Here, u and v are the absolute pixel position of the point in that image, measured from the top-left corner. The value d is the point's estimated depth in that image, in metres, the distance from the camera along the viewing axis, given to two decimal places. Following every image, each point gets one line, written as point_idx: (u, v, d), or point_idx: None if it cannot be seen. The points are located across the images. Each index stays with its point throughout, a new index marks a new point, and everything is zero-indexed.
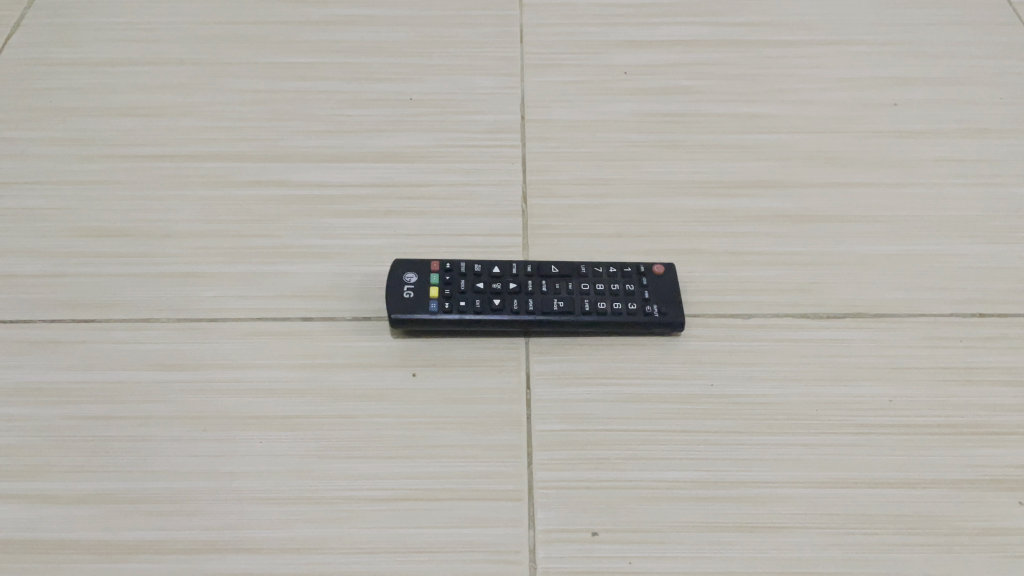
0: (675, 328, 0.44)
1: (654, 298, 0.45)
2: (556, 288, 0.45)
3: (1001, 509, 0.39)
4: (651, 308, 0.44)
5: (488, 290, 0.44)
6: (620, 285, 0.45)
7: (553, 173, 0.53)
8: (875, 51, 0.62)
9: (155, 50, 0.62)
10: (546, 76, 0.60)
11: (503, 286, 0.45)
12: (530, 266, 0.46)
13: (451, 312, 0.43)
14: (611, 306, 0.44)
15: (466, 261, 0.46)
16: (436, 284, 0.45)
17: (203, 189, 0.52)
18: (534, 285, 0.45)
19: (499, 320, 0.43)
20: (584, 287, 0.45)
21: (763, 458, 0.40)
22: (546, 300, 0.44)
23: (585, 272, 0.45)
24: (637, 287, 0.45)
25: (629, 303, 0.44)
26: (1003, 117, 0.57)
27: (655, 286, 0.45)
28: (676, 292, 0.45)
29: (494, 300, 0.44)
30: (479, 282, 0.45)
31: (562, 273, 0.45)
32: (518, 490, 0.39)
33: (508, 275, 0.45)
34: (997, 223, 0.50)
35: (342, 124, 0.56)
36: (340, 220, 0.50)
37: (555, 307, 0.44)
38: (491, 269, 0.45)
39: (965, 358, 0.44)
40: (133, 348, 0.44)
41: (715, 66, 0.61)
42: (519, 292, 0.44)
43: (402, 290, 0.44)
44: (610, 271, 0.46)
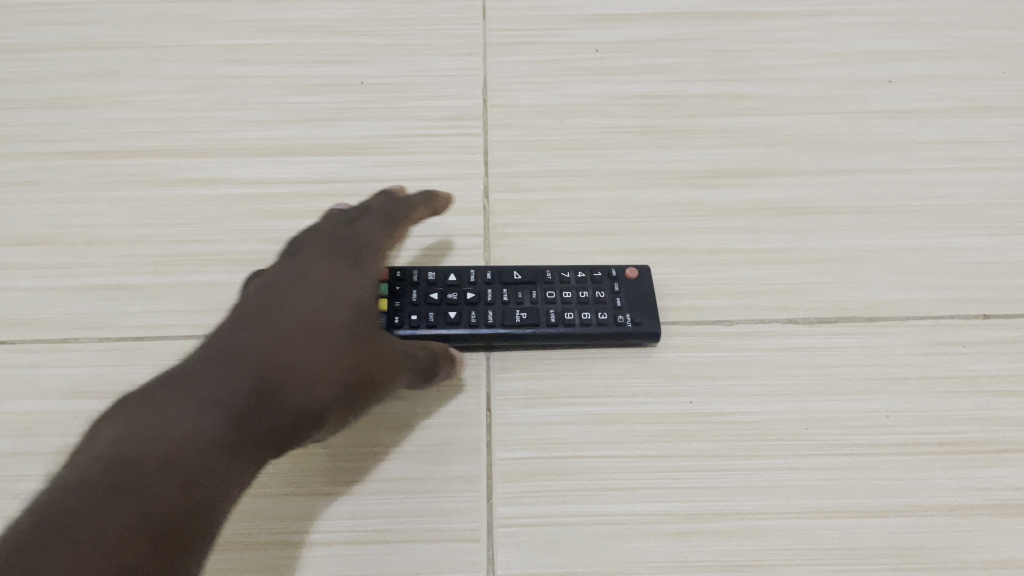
0: (650, 339, 0.40)
1: (627, 306, 0.41)
2: (518, 297, 0.40)
3: (1005, 538, 0.35)
4: (623, 317, 0.40)
5: (443, 301, 0.40)
6: (590, 292, 0.41)
7: (517, 165, 0.48)
8: (870, 21, 0.57)
9: (84, 33, 0.56)
10: (512, 54, 0.54)
11: (460, 297, 0.40)
12: (491, 272, 0.41)
13: (401, 328, 0.39)
14: (579, 316, 0.40)
15: (418, 267, 0.41)
16: (384, 294, 0.40)
17: (131, 189, 0.47)
18: (494, 294, 0.40)
19: (454, 336, 0.39)
20: (549, 296, 0.40)
21: (747, 485, 0.36)
22: (508, 311, 0.40)
23: (551, 279, 0.41)
24: (609, 294, 0.41)
25: (600, 312, 0.40)
26: (1005, 94, 0.53)
27: (628, 292, 0.41)
28: (651, 298, 0.41)
29: (449, 313, 0.39)
30: (433, 292, 0.40)
31: (526, 280, 0.41)
32: (477, 530, 0.35)
33: (465, 283, 0.41)
34: (1001, 212, 0.46)
35: (286, 113, 0.51)
36: (282, 222, 0.46)
37: (519, 319, 0.39)
38: (447, 276, 0.41)
39: (969, 366, 0.40)
40: (52, 374, 0.40)
41: (697, 41, 0.56)
42: (477, 303, 0.40)
43: None
44: (579, 277, 0.41)
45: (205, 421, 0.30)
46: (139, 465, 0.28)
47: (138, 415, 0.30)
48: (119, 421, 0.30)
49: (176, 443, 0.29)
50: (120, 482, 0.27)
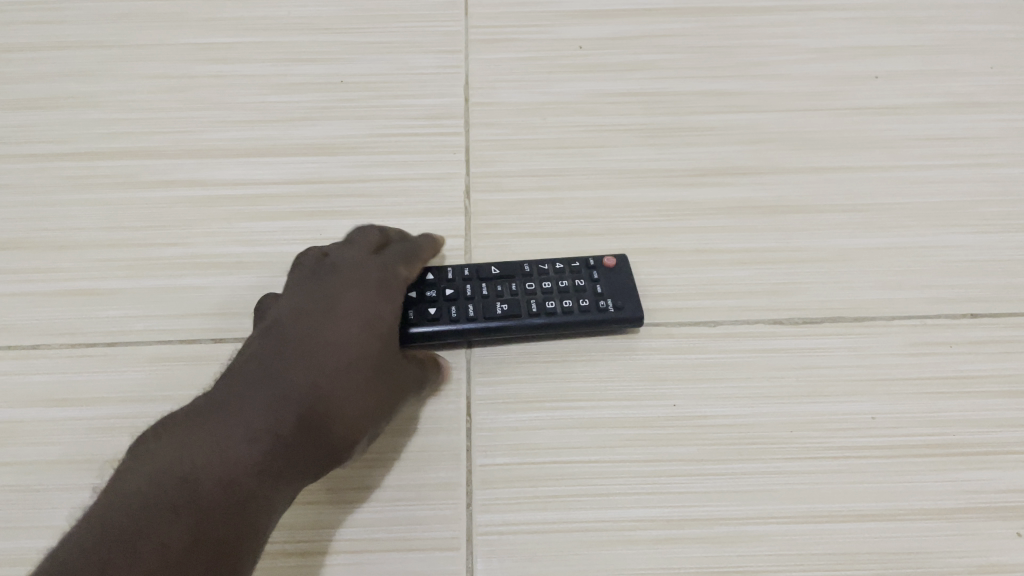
0: (634, 323, 0.39)
1: (608, 292, 0.40)
2: (497, 290, 0.40)
3: (997, 542, 0.35)
4: (605, 304, 0.39)
5: (422, 298, 0.39)
6: (569, 281, 0.40)
7: (499, 165, 0.48)
8: (857, 17, 0.56)
9: (58, 32, 0.55)
10: (495, 52, 0.54)
11: (438, 293, 0.39)
12: (468, 268, 0.40)
13: None
14: (561, 305, 0.39)
15: None
16: None
17: (105, 191, 0.47)
18: (472, 289, 0.40)
19: (436, 332, 0.38)
20: (529, 287, 0.40)
21: (733, 490, 0.36)
22: (489, 305, 0.39)
23: (528, 270, 0.40)
24: (588, 281, 0.40)
25: (581, 299, 0.39)
26: (993, 89, 0.52)
27: (607, 279, 0.40)
28: (631, 283, 0.40)
29: (429, 309, 0.38)
30: (410, 289, 0.39)
31: (503, 274, 0.40)
32: (457, 538, 0.35)
33: (442, 280, 0.40)
34: (989, 209, 0.46)
35: (265, 113, 0.50)
36: (260, 224, 0.45)
37: (499, 311, 0.39)
38: (423, 274, 0.40)
39: (957, 367, 0.39)
40: (22, 381, 0.39)
41: (682, 38, 0.55)
42: (457, 299, 0.39)
43: None
44: (557, 266, 0.41)
45: (250, 445, 0.30)
46: (190, 489, 0.29)
47: (186, 434, 0.30)
48: (167, 436, 0.31)
49: (231, 468, 0.30)
50: (178, 503, 0.28)
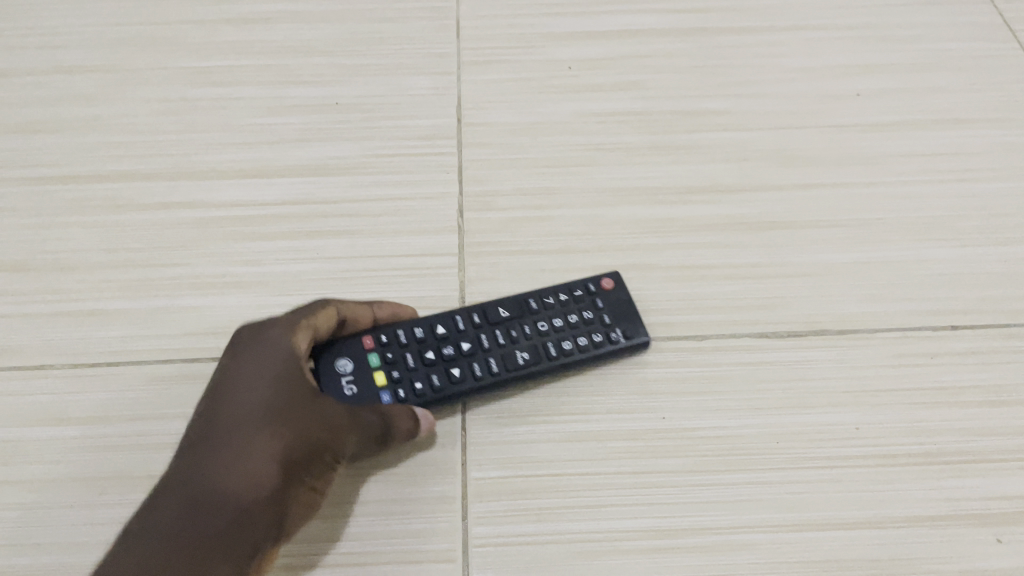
0: (642, 347, 0.41)
1: (615, 319, 0.41)
2: (513, 335, 0.40)
3: (977, 548, 0.36)
4: (616, 333, 0.40)
5: (442, 359, 0.39)
6: (578, 314, 0.41)
7: (491, 185, 0.49)
8: (840, 36, 0.58)
9: (57, 57, 0.56)
10: (486, 73, 0.55)
11: (456, 350, 0.39)
12: (478, 315, 0.40)
13: (409, 400, 0.38)
14: (577, 342, 0.40)
15: (401, 324, 0.40)
16: (379, 368, 0.38)
17: (106, 214, 0.48)
18: (487, 337, 0.40)
19: (463, 393, 0.38)
20: (542, 328, 0.40)
21: (720, 500, 0.37)
22: (509, 355, 0.39)
23: (536, 308, 0.41)
24: (596, 311, 0.41)
25: (594, 333, 0.40)
26: (972, 105, 0.53)
27: (611, 303, 0.42)
28: (631, 306, 0.42)
29: (453, 371, 0.38)
30: (427, 352, 0.39)
31: (514, 315, 0.40)
32: (453, 550, 0.36)
33: (455, 334, 0.40)
34: (968, 224, 0.47)
35: (261, 135, 0.51)
36: (258, 244, 0.46)
37: (523, 360, 0.39)
38: (436, 330, 0.40)
39: (938, 378, 0.41)
40: (26, 401, 0.40)
41: (669, 58, 0.56)
42: (475, 353, 0.39)
43: (342, 386, 0.37)
44: (561, 299, 0.41)
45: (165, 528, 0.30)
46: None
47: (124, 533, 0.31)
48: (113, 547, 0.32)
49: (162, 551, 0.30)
50: None
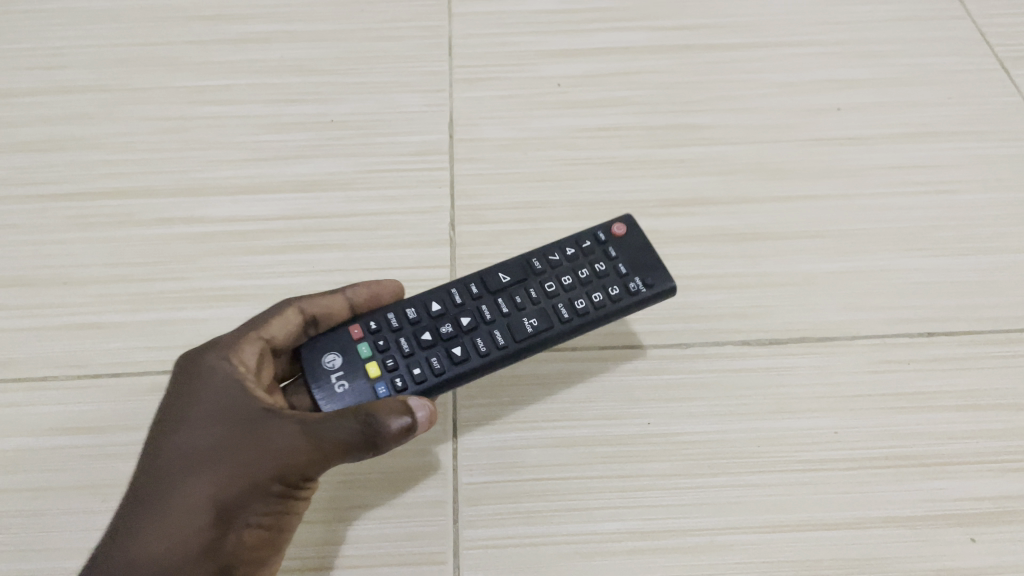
0: (668, 294, 0.39)
1: (631, 269, 0.40)
2: (519, 302, 0.39)
3: (951, 547, 0.37)
4: (634, 283, 0.39)
5: (441, 338, 0.39)
6: (589, 270, 0.40)
7: (482, 199, 0.50)
8: (821, 52, 0.59)
9: (59, 76, 0.58)
10: (477, 90, 0.56)
11: (455, 326, 0.39)
12: (477, 285, 0.40)
13: (405, 387, 0.37)
14: (591, 300, 0.39)
15: (392, 309, 0.40)
16: (370, 359, 0.38)
17: (106, 229, 0.49)
18: (491, 307, 0.39)
19: (470, 368, 0.38)
20: (550, 290, 0.40)
21: (703, 503, 0.38)
22: (516, 323, 0.39)
23: (540, 269, 0.40)
24: (609, 264, 0.40)
25: (609, 287, 0.39)
26: (950, 119, 0.55)
27: (624, 252, 0.41)
28: (646, 249, 0.41)
29: (454, 349, 0.38)
30: (424, 333, 0.39)
31: (517, 280, 0.40)
32: (443, 553, 0.37)
33: (453, 309, 0.40)
34: (945, 234, 0.48)
35: (258, 152, 0.53)
36: (255, 257, 0.47)
37: (532, 326, 0.38)
38: (430, 308, 0.39)
39: (915, 383, 0.42)
40: (30, 412, 0.42)
41: (654, 74, 0.58)
42: (478, 327, 0.39)
43: (333, 384, 0.37)
44: (569, 255, 0.41)
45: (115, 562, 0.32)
46: None
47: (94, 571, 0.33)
48: None
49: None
50: None
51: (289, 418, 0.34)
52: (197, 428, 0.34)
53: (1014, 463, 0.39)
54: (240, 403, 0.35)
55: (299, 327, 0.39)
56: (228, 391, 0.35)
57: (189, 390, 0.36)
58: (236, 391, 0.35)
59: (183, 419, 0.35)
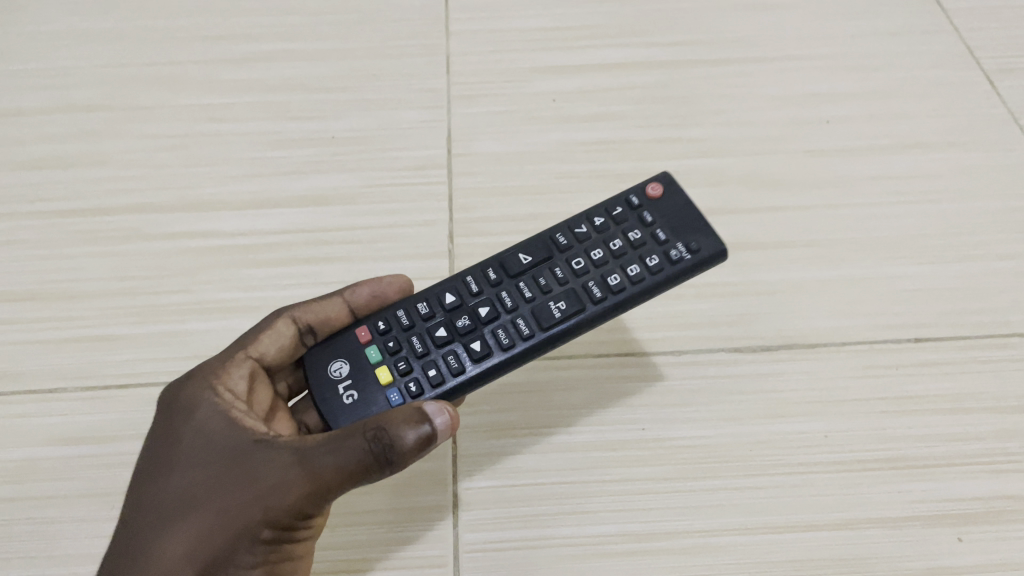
0: (718, 259, 0.38)
1: (671, 234, 0.39)
2: (545, 285, 0.39)
3: (938, 547, 0.38)
4: (675, 251, 0.38)
5: (459, 331, 0.38)
6: (622, 241, 0.40)
7: (479, 211, 0.51)
8: (810, 65, 0.61)
9: (65, 96, 0.59)
10: (475, 106, 0.58)
11: (473, 317, 0.39)
12: (498, 271, 0.40)
13: (418, 391, 0.37)
14: (626, 275, 0.38)
15: (403, 305, 0.40)
16: (380, 364, 0.38)
17: (111, 244, 0.50)
18: (517, 291, 0.39)
19: (493, 361, 0.37)
20: (579, 268, 0.39)
21: (697, 505, 0.39)
22: (543, 309, 0.38)
23: (567, 247, 0.40)
24: (645, 232, 0.40)
25: (648, 259, 0.39)
26: (936, 130, 0.56)
27: (661, 216, 0.40)
28: (683, 211, 0.40)
29: (473, 344, 0.38)
30: (439, 328, 0.39)
31: (539, 261, 0.40)
32: (444, 556, 0.38)
33: (470, 299, 0.39)
34: (932, 242, 0.50)
35: (260, 167, 0.54)
36: (258, 270, 0.49)
37: (560, 310, 0.38)
38: (445, 302, 0.39)
39: (903, 388, 0.43)
40: (40, 422, 0.43)
41: (647, 89, 0.59)
42: (499, 316, 0.38)
43: (341, 395, 0.37)
44: (599, 226, 0.41)
45: None
46: None
47: None
48: None
49: None
50: None
51: (279, 451, 0.33)
52: (182, 470, 0.34)
53: (999, 464, 0.40)
54: (228, 435, 0.35)
55: (292, 338, 0.40)
56: (214, 421, 0.35)
57: (176, 426, 0.36)
58: (223, 422, 0.35)
59: (172, 461, 0.34)
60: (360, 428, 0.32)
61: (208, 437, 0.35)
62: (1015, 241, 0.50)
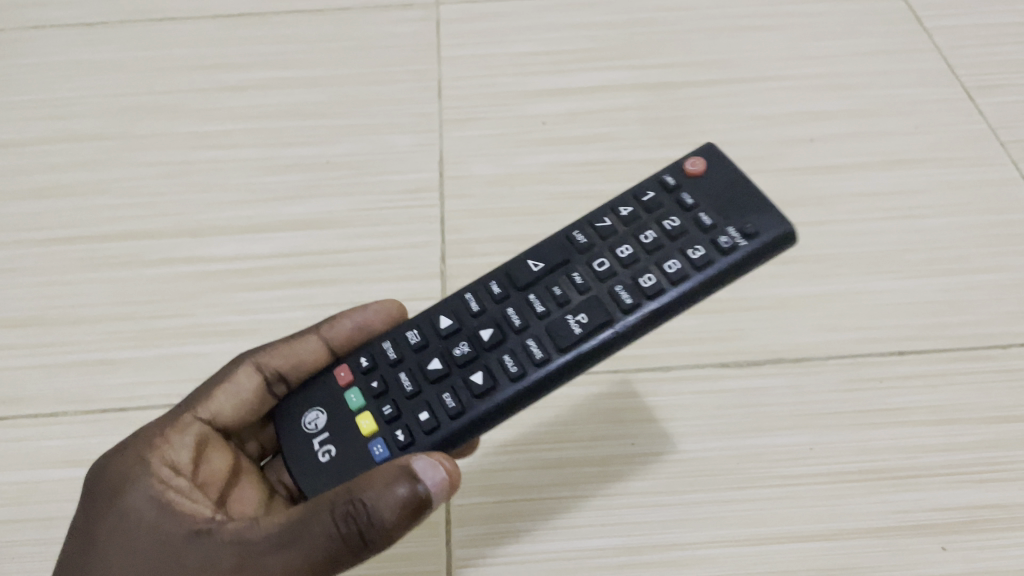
0: (784, 242, 0.34)
1: (718, 218, 0.36)
2: (563, 296, 0.36)
3: (920, 557, 0.39)
4: (724, 238, 0.35)
5: (460, 361, 0.36)
6: (656, 234, 0.36)
7: (470, 232, 0.53)
8: (794, 85, 0.62)
9: (66, 125, 0.61)
10: (466, 130, 0.59)
11: (475, 344, 0.36)
12: (503, 287, 0.38)
13: (406, 439, 0.34)
14: (661, 275, 0.35)
15: (394, 339, 0.38)
16: (362, 410, 0.36)
17: (110, 270, 0.51)
18: (531, 302, 0.37)
19: (502, 391, 0.34)
20: (603, 272, 0.36)
21: (685, 519, 0.40)
22: (561, 326, 0.35)
23: (586, 249, 0.37)
24: (684, 219, 0.36)
25: (690, 250, 0.35)
26: (917, 146, 0.57)
27: (704, 198, 0.37)
28: (727, 189, 0.36)
29: (476, 375, 0.35)
30: (434, 360, 0.36)
31: (552, 269, 0.37)
32: (437, 571, 0.39)
33: (471, 324, 0.37)
34: (914, 257, 0.51)
35: (256, 193, 0.55)
36: (255, 293, 0.50)
37: (580, 323, 0.35)
38: (440, 329, 0.37)
39: (888, 400, 0.44)
40: (42, 445, 0.44)
41: (635, 111, 0.60)
42: (506, 340, 0.36)
43: (318, 453, 0.35)
44: (626, 219, 0.38)
45: None
46: None
47: None
48: None
49: None
50: None
51: (219, 546, 0.31)
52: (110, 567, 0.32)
53: (983, 474, 0.41)
54: (162, 527, 0.32)
55: (254, 388, 0.39)
56: (147, 510, 0.33)
57: (106, 517, 0.33)
58: (158, 511, 0.33)
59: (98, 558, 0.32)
60: (327, 504, 0.30)
61: (139, 529, 0.32)
62: (998, 254, 0.51)
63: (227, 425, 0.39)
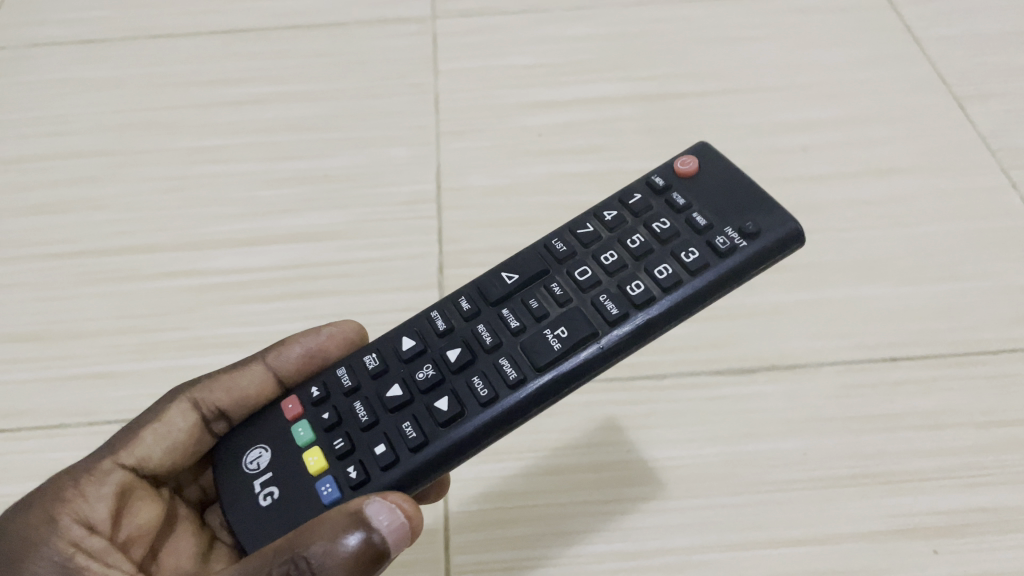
0: (788, 243, 0.34)
1: (713, 219, 0.35)
2: (540, 308, 0.35)
3: (913, 560, 0.39)
4: (718, 240, 0.34)
5: (425, 385, 0.35)
6: (645, 237, 0.36)
7: (467, 243, 0.53)
8: (786, 95, 0.63)
9: (67, 142, 0.61)
10: (462, 142, 0.60)
11: (442, 365, 0.35)
12: (472, 304, 0.37)
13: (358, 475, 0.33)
14: (649, 283, 0.34)
15: (353, 364, 0.37)
16: (312, 445, 0.35)
17: (111, 284, 0.52)
18: (504, 318, 0.36)
19: (472, 413, 0.33)
20: (586, 281, 0.35)
21: (681, 524, 0.40)
22: (539, 342, 0.34)
23: (565, 258, 0.37)
24: (675, 221, 0.36)
25: (683, 253, 0.35)
26: (908, 155, 0.58)
27: (697, 197, 0.36)
28: (720, 189, 0.36)
29: (442, 399, 0.34)
30: (395, 385, 0.35)
31: (529, 282, 0.36)
32: None
33: (435, 345, 0.36)
34: (905, 264, 0.51)
35: (255, 206, 0.56)
36: (255, 305, 0.50)
37: (560, 338, 0.34)
38: (404, 352, 0.36)
39: (879, 405, 0.44)
40: (44, 458, 0.44)
41: (630, 122, 0.61)
42: (476, 360, 0.35)
43: (259, 496, 0.34)
44: (610, 224, 0.37)
45: None
46: None
47: None
48: None
49: None
50: None
51: None
52: None
53: (974, 478, 0.42)
54: None
55: (187, 428, 0.38)
56: None
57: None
58: None
59: None
60: (270, 560, 0.28)
61: None
62: (988, 260, 0.51)
63: (156, 471, 0.37)
